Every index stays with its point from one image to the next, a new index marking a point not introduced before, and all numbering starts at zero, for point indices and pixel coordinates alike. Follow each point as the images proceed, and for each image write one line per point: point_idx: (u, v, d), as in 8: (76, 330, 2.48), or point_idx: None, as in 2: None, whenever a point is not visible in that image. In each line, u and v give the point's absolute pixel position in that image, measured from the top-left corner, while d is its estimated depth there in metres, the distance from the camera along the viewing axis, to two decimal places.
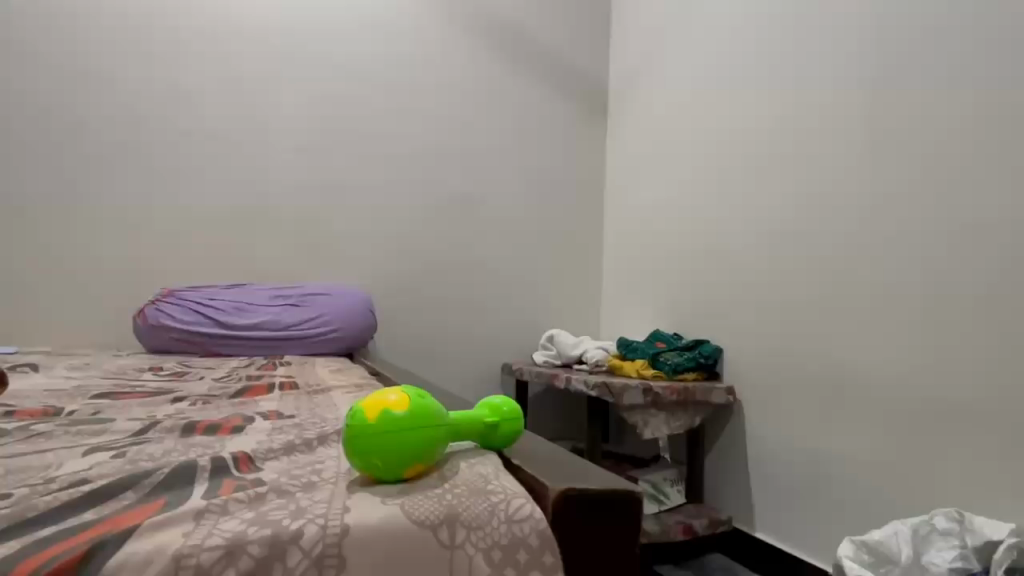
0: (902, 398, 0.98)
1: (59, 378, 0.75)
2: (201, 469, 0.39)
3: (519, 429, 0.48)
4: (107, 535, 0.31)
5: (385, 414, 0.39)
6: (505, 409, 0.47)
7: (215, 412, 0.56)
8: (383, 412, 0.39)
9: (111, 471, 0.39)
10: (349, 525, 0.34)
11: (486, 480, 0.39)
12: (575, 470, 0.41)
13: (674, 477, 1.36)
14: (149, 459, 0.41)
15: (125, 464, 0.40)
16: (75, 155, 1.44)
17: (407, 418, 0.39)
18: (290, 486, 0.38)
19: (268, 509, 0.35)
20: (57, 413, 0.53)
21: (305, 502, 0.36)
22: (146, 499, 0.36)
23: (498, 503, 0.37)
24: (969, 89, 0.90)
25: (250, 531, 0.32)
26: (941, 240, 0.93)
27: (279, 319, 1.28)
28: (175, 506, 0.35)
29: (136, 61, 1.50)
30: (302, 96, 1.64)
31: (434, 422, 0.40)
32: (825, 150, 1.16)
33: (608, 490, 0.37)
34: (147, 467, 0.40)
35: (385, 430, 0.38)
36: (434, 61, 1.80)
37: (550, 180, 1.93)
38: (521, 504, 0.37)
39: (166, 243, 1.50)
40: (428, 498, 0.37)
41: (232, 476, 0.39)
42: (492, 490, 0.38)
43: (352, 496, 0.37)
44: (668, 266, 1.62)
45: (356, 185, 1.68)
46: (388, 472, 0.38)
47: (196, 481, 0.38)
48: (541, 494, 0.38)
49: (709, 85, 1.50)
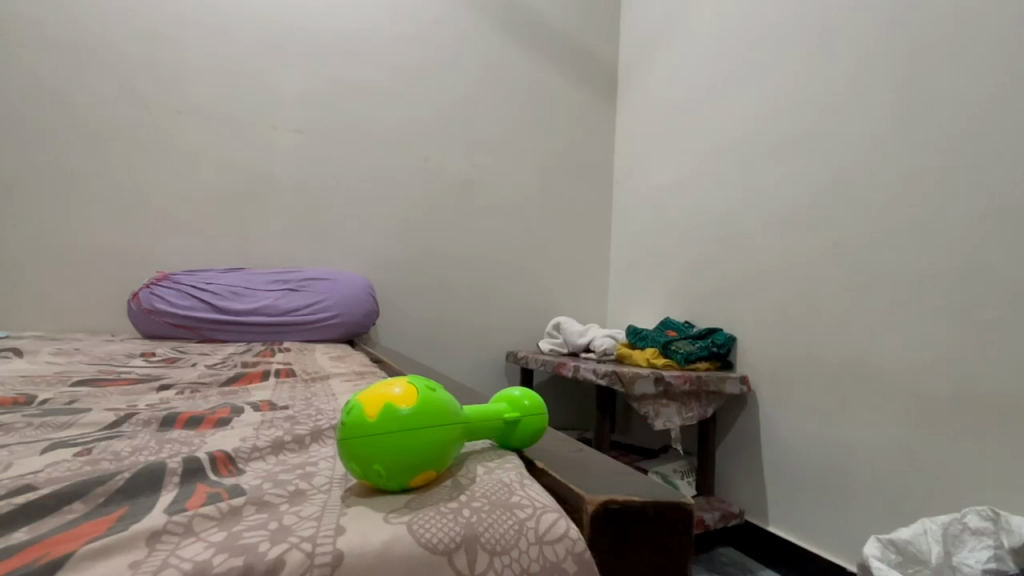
0: (928, 389, 0.93)
1: (42, 364, 0.71)
2: (169, 474, 0.34)
3: (540, 426, 0.44)
4: (36, 562, 0.25)
5: (388, 410, 0.34)
6: (524, 402, 0.43)
7: (202, 402, 0.52)
8: (384, 408, 0.34)
9: (65, 473, 0.34)
10: (343, 551, 0.27)
11: (510, 493, 0.34)
12: (607, 477, 0.37)
13: (684, 469, 1.35)
14: (113, 459, 0.36)
15: (84, 465, 0.35)
16: (66, 134, 1.39)
17: (413, 415, 0.34)
18: (273, 497, 0.32)
19: (242, 530, 0.29)
20: (28, 402, 0.49)
21: (289, 521, 0.30)
22: (94, 512, 0.30)
23: (526, 521, 0.31)
24: (1004, 62, 0.85)
25: (216, 561, 0.26)
26: (973, 223, 0.88)
27: (277, 304, 1.24)
28: (131, 521, 0.29)
29: (129, 35, 1.44)
30: (304, 75, 1.59)
31: (443, 420, 0.35)
32: (845, 130, 1.10)
33: (654, 505, 0.33)
34: (109, 468, 0.35)
35: (386, 429, 0.33)
36: (440, 39, 1.74)
37: (557, 163, 1.88)
38: (554, 518, 0.32)
39: (161, 226, 1.46)
40: (441, 516, 0.31)
41: (207, 481, 0.34)
42: (518, 504, 0.32)
43: (347, 513, 0.31)
44: (678, 252, 1.57)
45: (357, 167, 1.63)
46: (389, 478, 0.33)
47: (162, 490, 0.32)
48: (576, 507, 0.33)
49: (725, 63, 1.44)
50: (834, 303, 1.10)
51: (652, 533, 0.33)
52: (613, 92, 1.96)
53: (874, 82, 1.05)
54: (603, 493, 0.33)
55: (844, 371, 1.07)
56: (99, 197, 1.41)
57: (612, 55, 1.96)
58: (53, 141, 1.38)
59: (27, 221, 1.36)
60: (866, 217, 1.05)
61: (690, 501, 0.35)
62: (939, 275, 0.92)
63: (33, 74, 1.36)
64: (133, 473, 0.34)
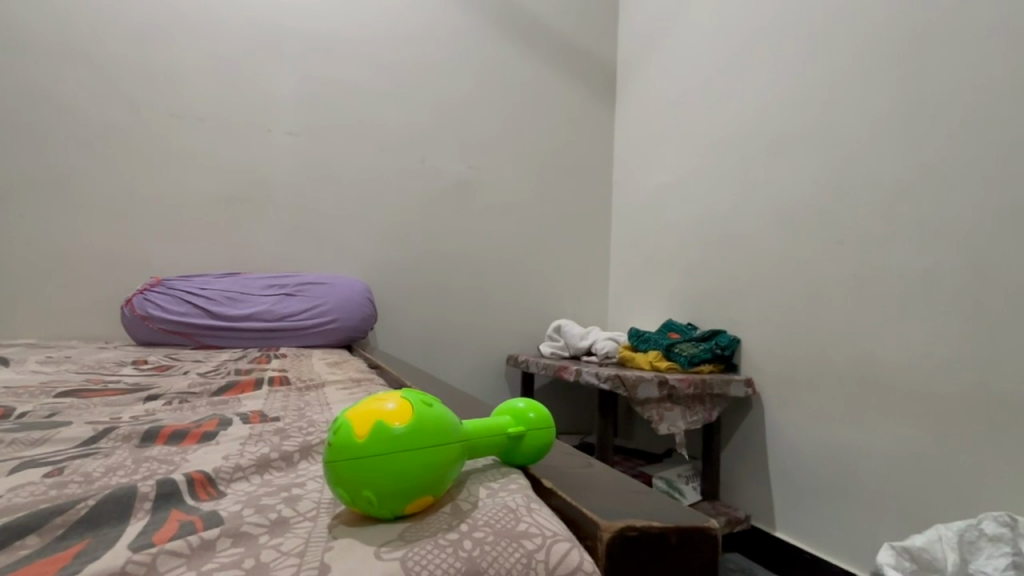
0: (938, 391, 0.91)
1: (30, 374, 0.69)
2: (141, 501, 0.32)
3: (547, 440, 0.42)
4: None
5: (380, 429, 0.32)
6: (529, 415, 0.41)
7: (189, 414, 0.50)
8: (375, 426, 0.32)
9: (29, 498, 0.32)
10: None
11: (516, 520, 0.32)
12: (621, 500, 0.35)
13: (689, 474, 1.32)
14: (83, 481, 0.34)
15: (49, 489, 0.33)
16: (57, 138, 1.37)
17: (406, 434, 0.32)
18: (253, 527, 0.30)
19: (214, 568, 0.26)
20: (6, 416, 0.47)
21: (268, 557, 0.27)
22: (52, 547, 0.27)
23: (534, 551, 0.29)
24: (1010, 56, 0.83)
25: None
26: (981, 221, 0.86)
27: (272, 309, 1.22)
28: (90, 557, 0.27)
29: (121, 37, 1.42)
30: (297, 76, 1.57)
31: (439, 439, 0.33)
32: (849, 126, 1.08)
33: (677, 531, 0.32)
34: (78, 492, 0.33)
35: (377, 451, 0.31)
36: (435, 38, 1.72)
37: (556, 164, 1.86)
38: (567, 549, 0.30)
39: (156, 231, 1.44)
40: (440, 549, 0.29)
41: (182, 508, 0.32)
42: (526, 533, 0.30)
43: (331, 548, 0.29)
44: (680, 252, 1.55)
45: (353, 168, 1.62)
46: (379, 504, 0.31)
47: (130, 520, 0.30)
48: (591, 534, 0.32)
49: (724, 61, 1.43)
50: (839, 304, 1.08)
51: (674, 561, 0.32)
52: (611, 92, 1.94)
53: (877, 77, 1.03)
54: (620, 519, 0.32)
55: (852, 373, 1.05)
56: (92, 202, 1.39)
57: (610, 54, 1.95)
58: (45, 146, 1.36)
59: (17, 227, 1.33)
60: (870, 216, 1.03)
61: (714, 524, 0.33)
62: (947, 273, 0.90)
63: (22, 77, 1.34)
64: (100, 499, 0.32)
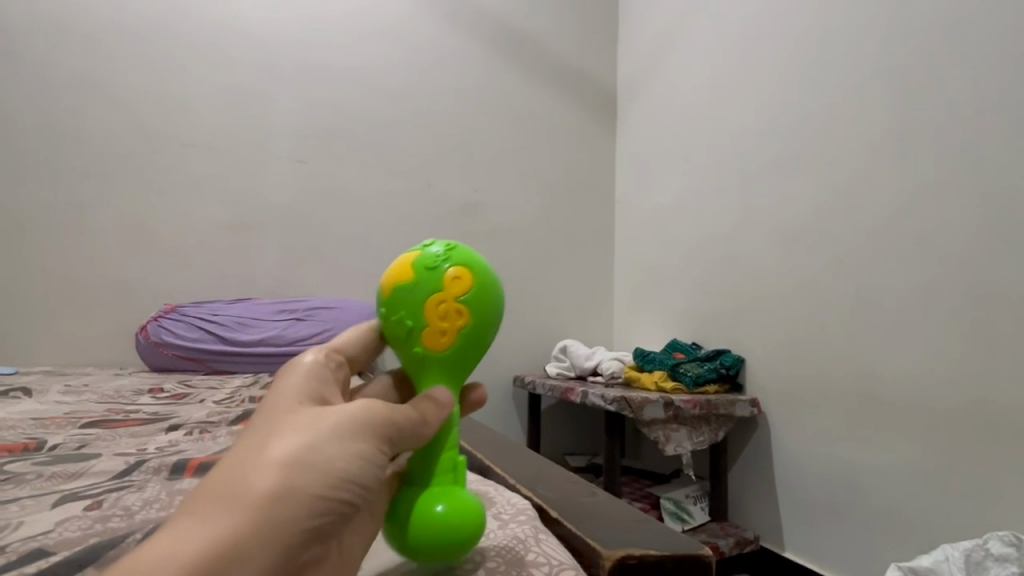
0: (941, 410, 0.92)
1: (50, 404, 0.71)
2: None
3: (438, 530, 0.32)
4: None
5: (445, 309, 0.37)
6: (463, 511, 0.33)
7: (211, 444, 0.52)
8: (447, 303, 0.37)
9: (74, 533, 0.32)
10: None
11: (525, 549, 0.35)
12: (624, 528, 0.37)
13: (696, 494, 1.32)
14: (124, 515, 0.34)
15: (94, 523, 0.33)
16: (75, 169, 1.41)
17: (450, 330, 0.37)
18: None
19: None
20: (38, 449, 0.49)
21: None
22: None
23: None
24: (999, 83, 0.87)
25: None
26: (978, 242, 0.88)
27: (283, 334, 1.24)
28: None
29: (137, 71, 1.47)
30: (304, 103, 1.61)
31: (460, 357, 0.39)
32: (845, 148, 1.11)
33: (673, 558, 0.33)
34: (119, 526, 0.33)
35: (425, 311, 0.37)
36: (440, 66, 1.77)
37: (559, 187, 1.89)
38: None
39: (169, 259, 1.47)
40: None
41: None
42: (534, 563, 0.33)
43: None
44: (683, 272, 1.57)
45: (360, 194, 1.65)
46: (469, 275, 0.38)
47: None
48: (593, 561, 0.34)
49: (723, 86, 1.46)
50: (841, 323, 1.10)
51: None
52: (612, 115, 1.98)
53: (872, 101, 1.06)
54: (620, 547, 0.34)
55: (855, 392, 1.06)
56: (108, 230, 1.43)
57: (610, 79, 1.99)
58: (63, 177, 1.40)
59: (36, 256, 1.37)
60: (869, 236, 1.05)
61: (707, 552, 0.35)
62: (947, 292, 0.92)
63: (45, 111, 1.40)
64: (143, 535, 0.31)
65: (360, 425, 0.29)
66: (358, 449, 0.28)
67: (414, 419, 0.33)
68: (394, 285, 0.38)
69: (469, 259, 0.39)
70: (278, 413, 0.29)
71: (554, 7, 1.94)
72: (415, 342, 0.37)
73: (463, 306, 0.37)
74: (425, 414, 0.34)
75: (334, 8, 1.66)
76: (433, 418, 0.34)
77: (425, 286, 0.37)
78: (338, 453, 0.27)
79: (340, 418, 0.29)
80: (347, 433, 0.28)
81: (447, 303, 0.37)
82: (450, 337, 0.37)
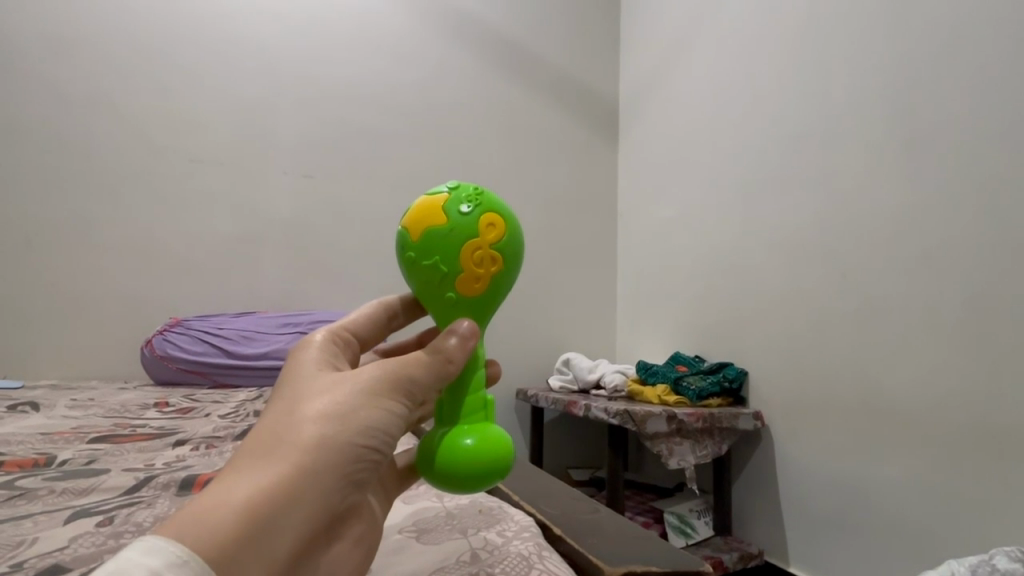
0: (944, 424, 0.92)
1: (58, 418, 0.72)
2: None
3: (466, 463, 0.34)
4: None
5: (479, 254, 0.37)
6: (490, 445, 0.35)
7: (218, 459, 0.52)
8: (480, 248, 0.37)
9: (89, 549, 0.32)
10: None
11: (530, 565, 0.35)
12: (627, 546, 0.38)
13: (700, 508, 1.31)
14: (135, 531, 0.35)
15: (107, 539, 0.34)
16: (84, 184, 1.43)
17: (484, 275, 0.37)
18: None
19: None
20: (47, 464, 0.49)
21: None
22: None
23: None
24: (997, 100, 0.88)
25: None
26: (979, 256, 0.89)
27: (287, 347, 1.25)
28: None
29: (146, 87, 1.50)
30: (310, 119, 1.64)
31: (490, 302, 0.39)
32: (846, 163, 1.12)
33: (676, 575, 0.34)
34: (132, 542, 0.34)
35: (458, 258, 0.36)
36: (443, 82, 1.80)
37: (562, 200, 1.90)
38: None
39: (175, 273, 1.48)
40: None
41: None
42: None
43: None
44: (686, 285, 1.58)
45: (366, 209, 1.67)
46: (502, 221, 0.38)
47: None
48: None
49: (724, 101, 1.48)
50: (843, 336, 1.10)
51: None
52: (614, 130, 2.00)
53: (872, 117, 1.07)
54: (623, 564, 0.34)
55: (859, 405, 1.06)
56: (116, 245, 1.44)
57: (613, 95, 2.02)
58: (72, 192, 1.42)
59: (44, 270, 1.39)
60: (871, 250, 1.06)
61: (708, 569, 0.35)
62: (949, 306, 0.92)
63: (56, 128, 1.41)
64: None
65: (387, 382, 0.31)
66: (386, 404, 0.31)
67: (436, 364, 0.34)
68: (427, 226, 0.37)
69: (499, 206, 0.39)
70: (308, 375, 0.32)
71: (556, 24, 1.97)
72: (448, 286, 0.37)
73: (496, 254, 0.37)
74: (449, 353, 0.35)
75: (340, 26, 1.69)
76: (457, 356, 0.35)
77: (460, 230, 0.36)
78: (366, 409, 0.30)
79: (366, 377, 0.31)
80: (374, 392, 0.31)
81: (480, 247, 0.37)
82: (483, 283, 0.37)
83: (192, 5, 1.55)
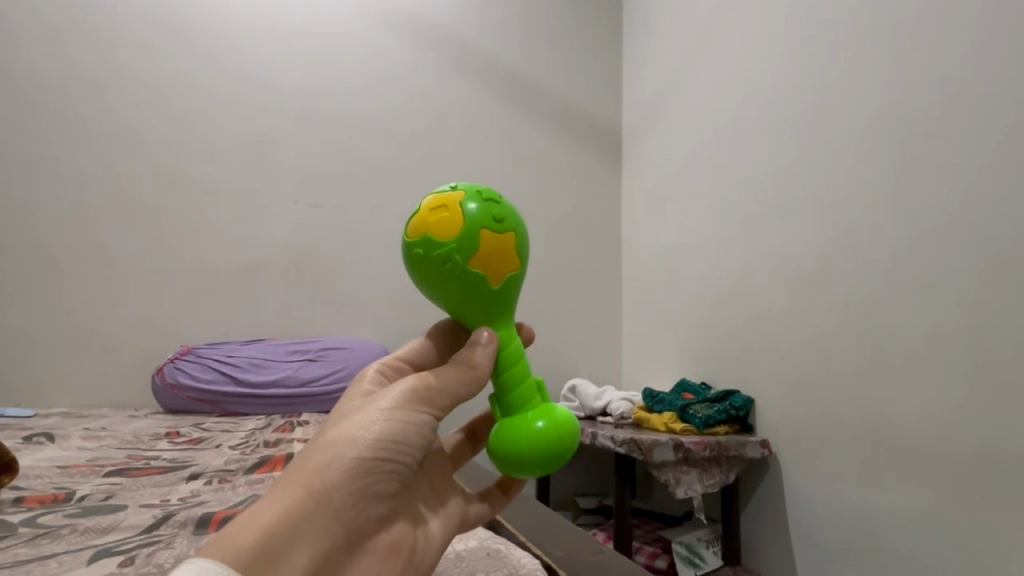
0: (951, 454, 0.91)
1: (74, 450, 0.73)
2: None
3: (541, 441, 0.36)
4: None
5: (417, 273, 0.39)
6: (553, 424, 0.37)
7: (232, 494, 0.53)
8: (414, 268, 0.39)
9: None
10: None
11: None
12: None
13: (709, 538, 1.29)
14: (157, 572, 0.36)
15: None
16: (101, 215, 1.47)
17: (433, 288, 0.39)
18: None
19: None
20: (66, 499, 0.51)
21: None
22: None
23: None
24: (990, 132, 0.89)
25: None
26: (978, 285, 0.89)
27: (295, 375, 1.26)
28: None
29: (164, 123, 1.55)
30: (320, 150, 1.68)
31: (462, 297, 0.38)
32: (847, 192, 1.14)
33: None
34: None
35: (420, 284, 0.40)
36: (450, 111, 1.84)
37: (567, 226, 1.93)
38: None
39: (186, 301, 1.51)
40: None
41: None
42: None
43: None
44: (690, 310, 1.59)
45: (374, 236, 1.70)
46: (423, 208, 0.39)
47: None
48: None
49: (725, 131, 1.51)
50: (847, 364, 1.10)
51: None
52: (618, 157, 2.04)
53: (871, 148, 1.09)
54: None
55: (866, 434, 1.05)
56: (130, 273, 1.48)
57: (616, 123, 2.05)
58: (90, 223, 1.46)
59: (61, 299, 1.42)
60: (874, 278, 1.06)
61: None
62: (952, 336, 0.92)
63: (75, 161, 1.46)
64: None
65: (409, 400, 0.33)
66: (396, 416, 0.32)
67: (461, 369, 0.36)
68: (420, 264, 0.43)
69: (438, 194, 0.39)
70: (350, 403, 0.34)
71: (560, 56, 2.02)
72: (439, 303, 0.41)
73: (423, 265, 0.38)
74: (473, 359, 0.37)
75: (349, 60, 1.74)
76: (481, 361, 0.37)
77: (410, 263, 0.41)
78: (373, 424, 0.31)
79: (389, 397, 0.33)
80: (384, 407, 0.32)
81: (414, 269, 0.39)
82: (441, 295, 0.39)
83: (208, 42, 1.60)
